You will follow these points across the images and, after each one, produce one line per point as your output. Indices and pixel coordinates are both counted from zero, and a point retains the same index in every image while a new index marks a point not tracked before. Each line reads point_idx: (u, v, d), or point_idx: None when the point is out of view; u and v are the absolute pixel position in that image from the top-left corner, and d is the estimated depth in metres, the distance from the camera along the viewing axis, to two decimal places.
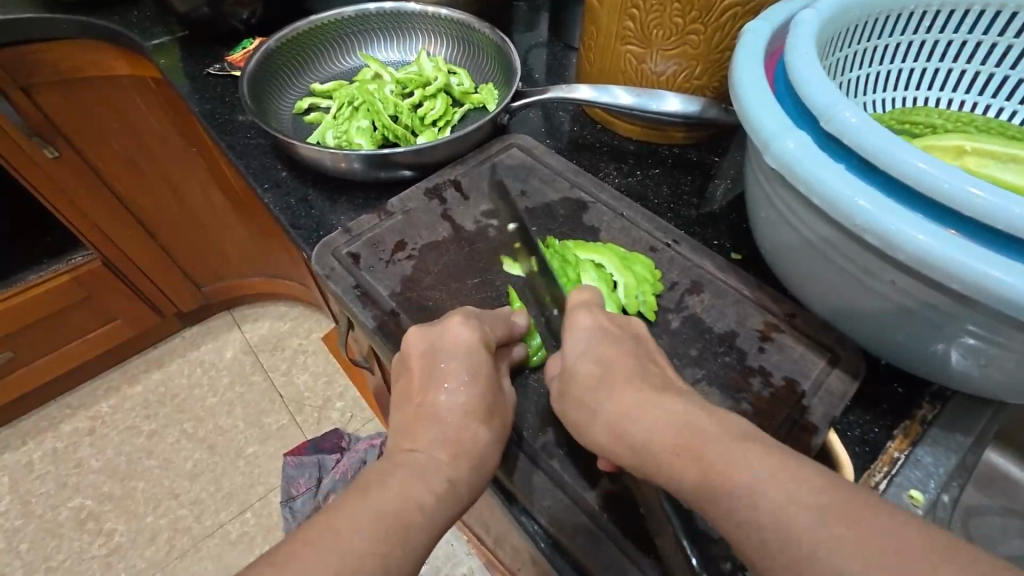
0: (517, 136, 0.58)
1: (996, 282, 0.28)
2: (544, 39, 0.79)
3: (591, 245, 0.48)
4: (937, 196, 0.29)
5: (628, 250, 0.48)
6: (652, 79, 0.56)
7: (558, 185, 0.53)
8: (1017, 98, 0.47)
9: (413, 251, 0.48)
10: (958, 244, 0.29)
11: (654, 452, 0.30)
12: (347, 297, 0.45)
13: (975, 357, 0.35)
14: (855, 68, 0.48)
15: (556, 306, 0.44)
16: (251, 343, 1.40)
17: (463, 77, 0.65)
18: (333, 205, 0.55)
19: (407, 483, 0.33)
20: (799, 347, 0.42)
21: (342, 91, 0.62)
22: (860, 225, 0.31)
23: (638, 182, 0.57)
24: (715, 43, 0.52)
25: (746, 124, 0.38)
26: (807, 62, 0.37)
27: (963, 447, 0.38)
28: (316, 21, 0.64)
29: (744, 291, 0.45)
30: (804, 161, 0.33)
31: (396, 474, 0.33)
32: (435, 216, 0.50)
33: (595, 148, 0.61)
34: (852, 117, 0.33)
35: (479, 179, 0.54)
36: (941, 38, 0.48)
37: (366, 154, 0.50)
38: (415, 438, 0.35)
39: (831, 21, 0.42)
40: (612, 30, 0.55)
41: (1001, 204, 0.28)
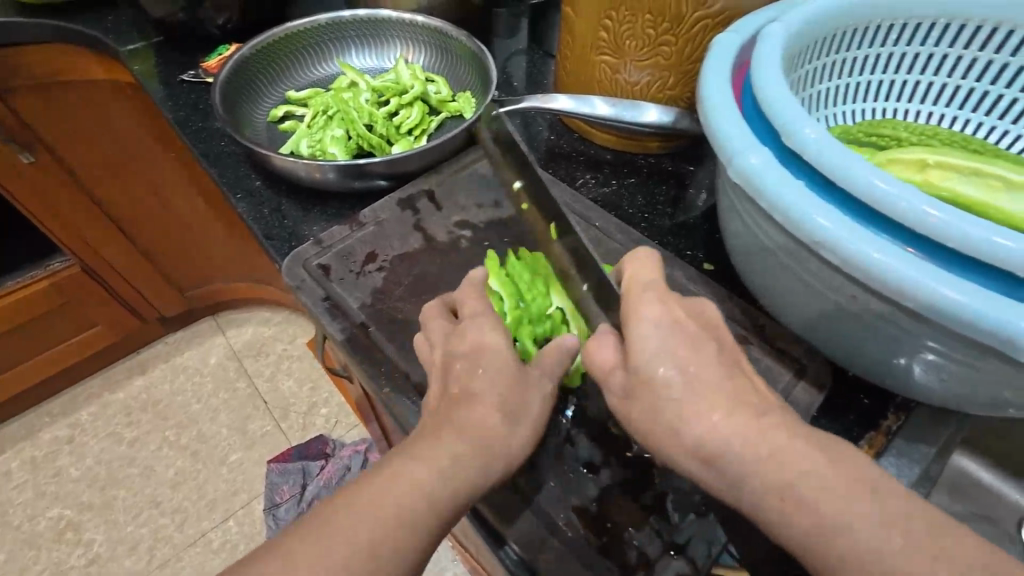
0: (492, 144, 0.58)
1: (950, 302, 0.28)
2: (523, 46, 0.80)
3: None
4: (891, 213, 0.30)
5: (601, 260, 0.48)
6: (627, 89, 0.56)
7: (532, 195, 0.53)
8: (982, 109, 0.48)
9: (385, 262, 0.47)
10: (915, 264, 0.29)
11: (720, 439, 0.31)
12: (316, 310, 0.44)
13: (935, 371, 0.35)
14: (825, 80, 0.49)
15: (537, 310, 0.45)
16: (235, 348, 1.39)
17: (440, 85, 0.65)
18: (306, 215, 0.55)
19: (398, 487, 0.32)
20: (767, 358, 0.42)
21: (318, 99, 0.62)
22: (819, 242, 0.31)
23: (613, 191, 0.58)
24: (686, 54, 0.52)
25: (712, 138, 0.38)
26: (771, 78, 0.38)
27: (926, 458, 0.38)
28: (291, 28, 0.63)
29: (713, 302, 0.45)
30: (767, 176, 0.34)
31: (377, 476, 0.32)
32: (407, 227, 0.50)
33: (571, 157, 0.62)
34: (812, 133, 0.33)
35: (453, 189, 0.54)
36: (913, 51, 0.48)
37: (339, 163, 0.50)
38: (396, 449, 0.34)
39: (799, 35, 0.43)
40: (587, 41, 0.55)
41: (952, 222, 0.28)
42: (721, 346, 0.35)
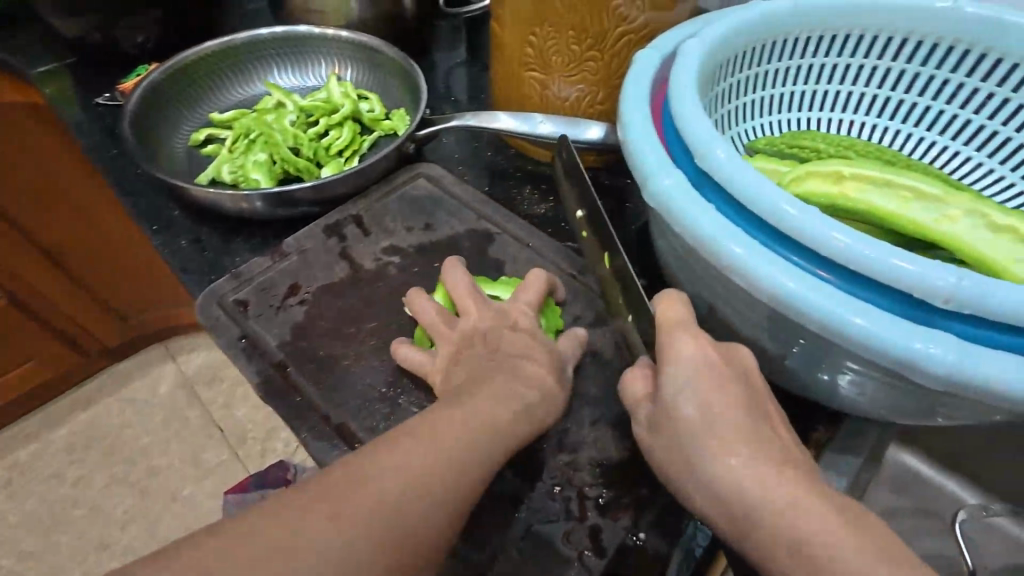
0: (424, 164, 0.57)
1: (854, 327, 0.28)
2: (463, 57, 0.78)
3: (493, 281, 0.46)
4: (798, 236, 0.30)
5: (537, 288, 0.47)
6: (559, 104, 0.56)
7: (465, 217, 0.52)
8: (907, 120, 0.49)
9: (307, 294, 0.45)
10: (821, 289, 0.29)
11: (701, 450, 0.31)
12: (232, 350, 0.42)
13: (856, 385, 0.35)
14: (747, 93, 0.49)
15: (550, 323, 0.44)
16: (186, 375, 1.32)
17: (373, 102, 0.63)
18: (227, 245, 0.52)
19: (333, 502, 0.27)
20: None
21: (241, 121, 0.60)
22: (731, 267, 0.31)
23: (550, 208, 0.57)
24: (613, 69, 0.52)
25: (630, 160, 0.37)
26: (687, 96, 0.38)
27: (853, 468, 0.40)
28: (208, 48, 0.61)
29: None
30: (679, 199, 0.33)
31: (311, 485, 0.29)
32: (334, 256, 0.48)
33: (509, 174, 0.61)
34: (723, 154, 0.33)
35: (382, 213, 0.52)
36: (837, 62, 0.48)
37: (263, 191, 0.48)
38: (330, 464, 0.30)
39: (715, 51, 0.43)
40: (515, 57, 0.54)
41: (853, 245, 0.28)
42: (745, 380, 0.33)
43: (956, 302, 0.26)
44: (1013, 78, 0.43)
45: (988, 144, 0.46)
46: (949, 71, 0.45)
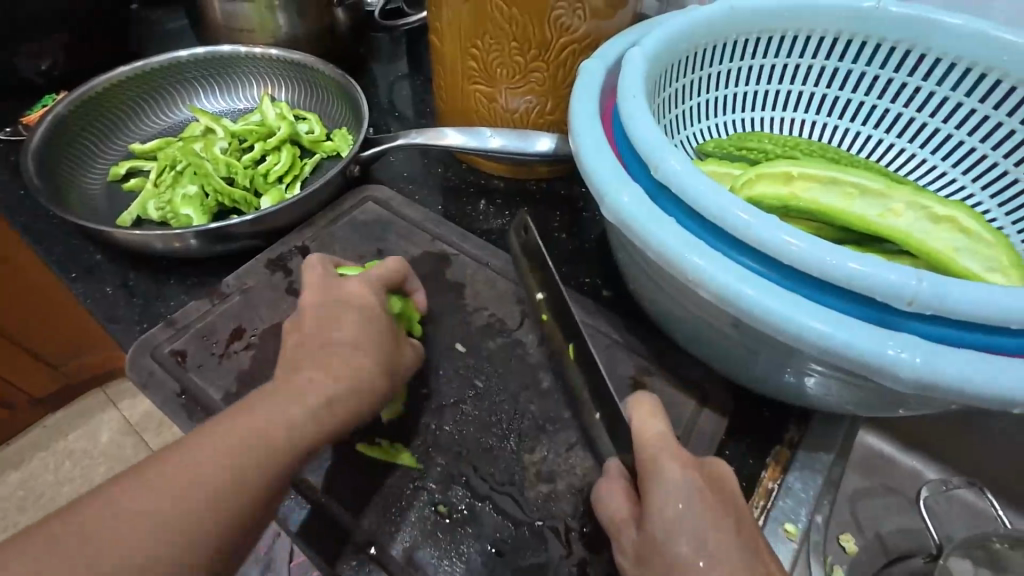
0: (372, 186, 0.54)
1: (822, 335, 0.27)
2: (405, 70, 0.75)
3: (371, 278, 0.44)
4: (759, 245, 0.29)
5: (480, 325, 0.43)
6: (507, 116, 0.54)
7: (419, 238, 0.49)
8: (846, 116, 0.50)
9: (253, 338, 0.42)
10: (785, 297, 0.28)
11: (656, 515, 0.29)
12: (170, 407, 0.38)
13: (824, 385, 0.35)
14: (693, 97, 0.49)
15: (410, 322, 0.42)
16: (130, 422, 1.22)
17: (312, 123, 0.60)
18: (158, 289, 0.48)
19: (137, 520, 0.28)
20: (670, 389, 0.41)
21: (166, 152, 0.55)
22: (695, 281, 0.30)
23: (507, 222, 0.55)
24: (559, 80, 0.51)
25: (585, 176, 0.36)
26: (637, 106, 0.37)
27: (827, 466, 0.39)
28: (120, 75, 0.56)
29: (612, 334, 0.44)
30: (638, 213, 0.32)
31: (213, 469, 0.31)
32: (278, 292, 0.45)
33: (461, 190, 0.59)
34: (678, 165, 0.32)
35: (330, 242, 0.49)
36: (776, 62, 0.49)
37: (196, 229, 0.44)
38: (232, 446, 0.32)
39: (660, 58, 0.43)
40: (459, 70, 0.53)
41: (814, 252, 0.28)
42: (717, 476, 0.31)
43: (919, 304, 0.26)
44: (937, 72, 0.45)
45: (921, 136, 0.48)
46: (878, 68, 0.47)
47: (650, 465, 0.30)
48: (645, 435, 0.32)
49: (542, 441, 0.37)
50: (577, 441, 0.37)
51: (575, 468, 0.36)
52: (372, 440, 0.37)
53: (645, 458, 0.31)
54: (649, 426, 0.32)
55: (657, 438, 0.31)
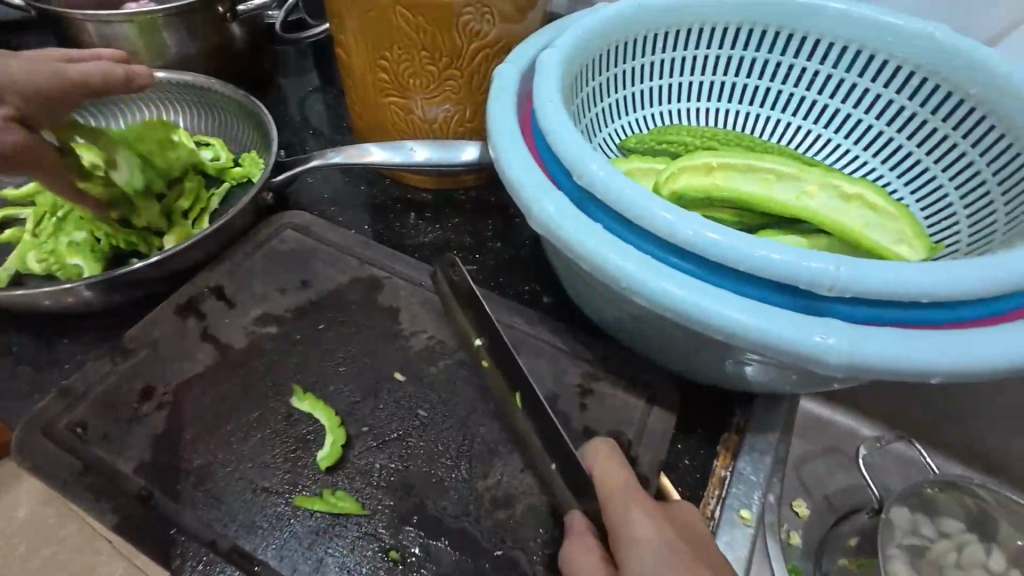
0: (289, 213, 0.50)
1: (755, 330, 0.27)
2: (316, 84, 0.71)
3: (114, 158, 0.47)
4: (686, 244, 0.29)
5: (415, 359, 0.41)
6: (426, 126, 0.52)
7: (344, 264, 0.46)
8: (756, 102, 0.52)
9: (166, 397, 0.38)
10: (715, 294, 0.28)
11: (631, 561, 0.29)
12: (73, 490, 0.34)
13: (763, 371, 0.36)
14: (611, 94, 0.49)
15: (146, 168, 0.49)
16: None
17: (216, 149, 0.55)
18: (50, 353, 0.42)
19: None
20: (618, 391, 0.40)
21: (44, 196, 0.49)
22: (628, 286, 0.30)
23: (438, 237, 0.53)
24: (475, 86, 0.50)
25: (509, 187, 0.35)
26: (553, 111, 0.36)
27: (774, 446, 0.40)
28: None
29: (556, 342, 0.43)
30: (565, 223, 0.31)
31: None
32: (192, 340, 0.41)
33: (387, 206, 0.56)
34: (599, 169, 0.32)
35: (246, 277, 0.45)
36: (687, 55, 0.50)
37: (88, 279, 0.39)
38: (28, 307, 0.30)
39: (574, 58, 0.42)
40: (369, 83, 0.50)
41: (739, 246, 0.28)
42: (676, 515, 0.31)
43: (839, 288, 0.27)
44: (832, 56, 0.47)
45: (824, 117, 0.50)
46: (780, 55, 0.49)
47: (617, 511, 0.31)
48: (608, 480, 0.32)
49: (495, 465, 0.35)
50: (530, 460, 0.36)
51: (531, 487, 0.35)
52: (310, 493, 0.34)
53: (611, 505, 0.31)
54: (611, 471, 0.32)
55: (620, 482, 0.32)
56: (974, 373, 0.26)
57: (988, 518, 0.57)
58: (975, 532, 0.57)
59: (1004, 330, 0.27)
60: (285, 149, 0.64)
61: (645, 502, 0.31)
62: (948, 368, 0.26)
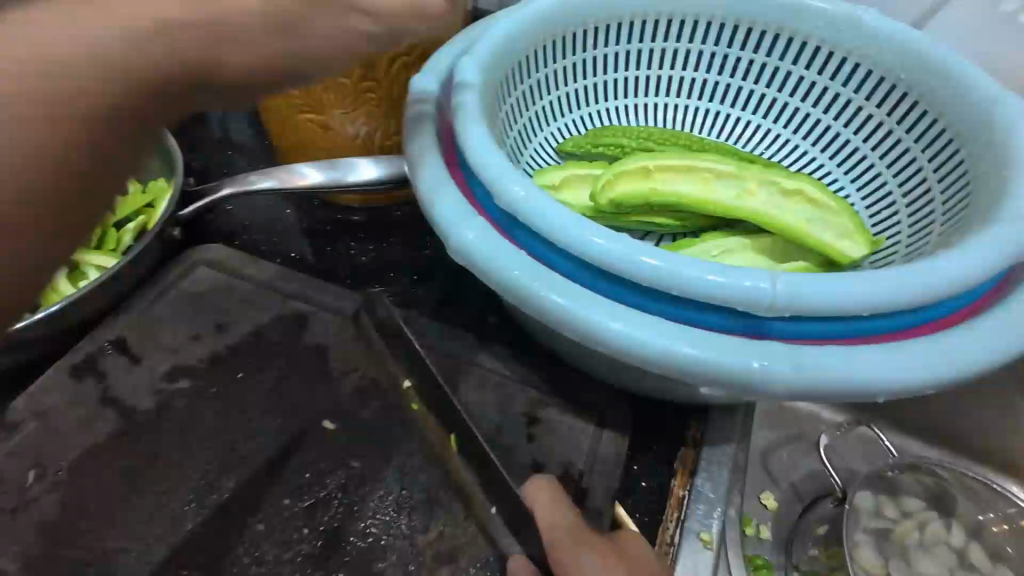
0: (202, 247, 0.46)
1: (691, 360, 0.25)
2: None
3: None
4: (615, 269, 0.27)
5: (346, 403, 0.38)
6: (348, 143, 0.48)
7: (265, 301, 0.42)
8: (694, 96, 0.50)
9: (60, 474, 0.33)
10: (651, 323, 0.26)
11: None
12: None
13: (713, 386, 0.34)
14: (543, 96, 0.46)
15: None
16: None
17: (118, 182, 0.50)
18: None
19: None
20: (567, 418, 0.38)
21: None
22: (556, 318, 0.27)
23: (371, 260, 0.50)
24: (397, 96, 0.46)
25: (427, 213, 0.32)
26: (471, 125, 0.33)
27: (729, 459, 0.38)
28: None
29: (501, 369, 0.40)
30: (487, 251, 0.29)
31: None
32: (92, 406, 0.36)
33: (316, 230, 0.52)
34: (521, 190, 0.29)
35: (153, 326, 0.41)
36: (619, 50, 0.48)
37: None
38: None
39: (494, 62, 0.39)
40: (279, 100, 0.46)
41: (670, 269, 0.26)
42: None
43: (778, 306, 0.25)
44: (766, 44, 0.46)
45: (762, 107, 0.49)
46: (712, 46, 0.47)
47: (562, 561, 0.30)
48: (548, 528, 0.31)
49: (435, 516, 0.33)
50: (474, 508, 0.33)
51: (475, 538, 0.32)
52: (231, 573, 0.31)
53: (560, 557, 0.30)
54: (556, 514, 0.31)
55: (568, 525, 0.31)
56: (918, 387, 0.25)
57: (946, 494, 0.57)
58: (936, 509, 0.58)
59: (944, 339, 0.26)
60: (202, 173, 0.59)
61: (588, 547, 0.30)
62: (891, 386, 0.25)
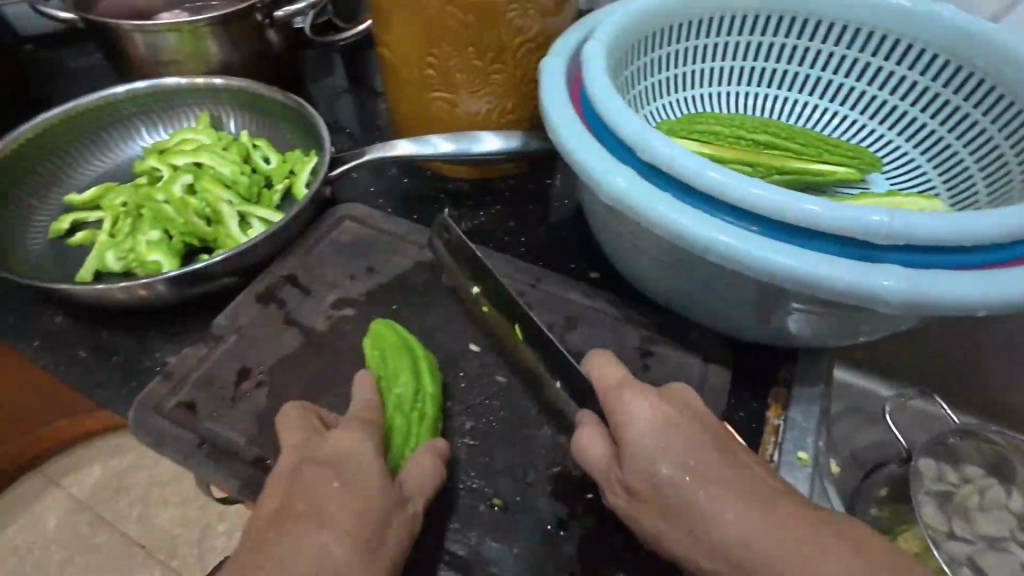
0: (345, 206, 0.53)
1: (818, 274, 0.31)
2: (346, 85, 0.74)
3: (199, 200, 0.51)
4: (750, 206, 0.33)
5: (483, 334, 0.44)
6: (470, 120, 0.55)
7: (405, 250, 0.49)
8: (778, 85, 0.55)
9: (262, 375, 0.41)
10: (783, 247, 0.32)
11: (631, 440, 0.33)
12: (193, 461, 0.37)
13: (807, 321, 0.39)
14: (649, 76, 0.52)
15: (224, 182, 0.53)
16: (80, 501, 1.08)
17: (266, 150, 0.58)
18: (142, 342, 0.45)
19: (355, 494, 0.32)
20: (676, 352, 0.44)
21: (114, 200, 0.52)
22: (699, 245, 0.33)
23: (485, 223, 0.56)
24: (518, 78, 0.53)
25: (573, 165, 0.38)
26: (606, 94, 0.40)
27: (819, 395, 0.43)
28: (53, 118, 0.54)
29: (613, 312, 0.46)
30: (635, 193, 0.35)
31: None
32: (277, 325, 0.43)
33: (433, 197, 0.59)
34: (661, 145, 0.35)
35: (318, 267, 0.48)
36: (717, 41, 0.53)
37: (166, 275, 0.42)
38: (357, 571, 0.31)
39: (614, 46, 0.45)
40: (416, 79, 0.53)
41: (800, 205, 0.32)
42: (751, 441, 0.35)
43: (894, 236, 0.30)
44: (847, 37, 0.51)
45: (842, 96, 0.54)
46: (798, 39, 0.53)
47: (614, 409, 0.35)
48: (608, 383, 0.36)
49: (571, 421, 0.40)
50: None
51: None
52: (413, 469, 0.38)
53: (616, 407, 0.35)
54: (609, 374, 0.36)
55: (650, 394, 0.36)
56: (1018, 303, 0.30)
57: (1004, 461, 0.61)
58: (994, 476, 0.61)
59: None
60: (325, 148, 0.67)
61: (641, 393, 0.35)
62: (993, 301, 0.30)
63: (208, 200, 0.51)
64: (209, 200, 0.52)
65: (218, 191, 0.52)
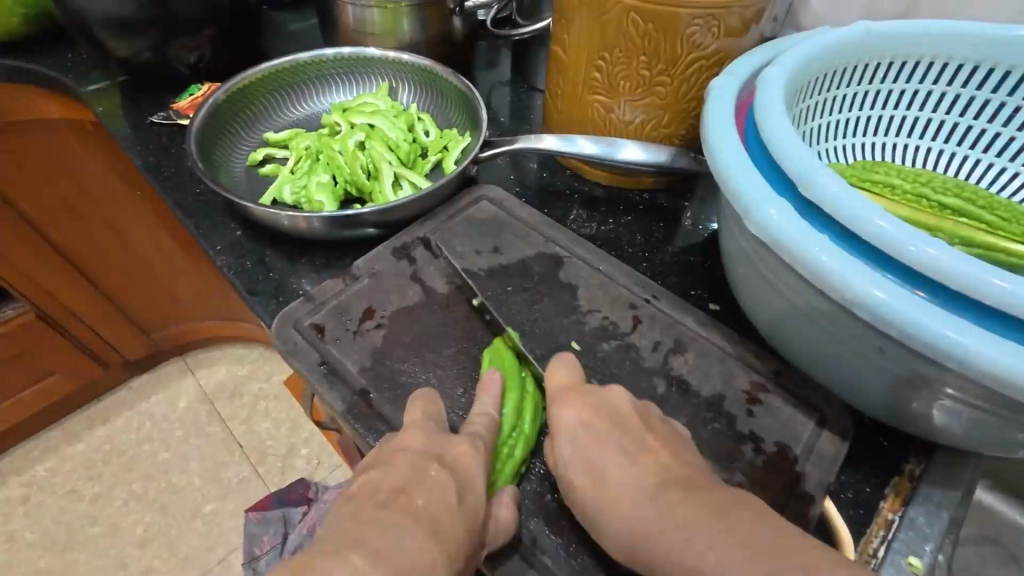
0: (486, 187, 0.55)
1: (990, 360, 0.28)
2: (508, 78, 0.78)
3: (365, 156, 0.58)
4: (926, 270, 0.30)
5: (588, 336, 0.44)
6: (622, 127, 0.55)
7: (531, 239, 0.51)
8: (980, 147, 0.49)
9: (383, 318, 0.45)
10: (954, 322, 0.29)
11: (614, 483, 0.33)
12: (313, 377, 0.42)
13: (956, 416, 0.34)
14: (825, 114, 0.48)
15: (388, 144, 0.59)
16: (206, 391, 1.26)
17: (429, 124, 0.63)
18: (293, 266, 0.52)
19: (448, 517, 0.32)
20: (788, 407, 0.40)
21: (300, 143, 0.60)
22: (852, 298, 0.31)
23: (611, 230, 0.56)
24: (682, 93, 0.52)
25: (725, 187, 0.37)
26: (779, 121, 0.37)
27: (953, 503, 0.37)
28: (273, 67, 0.64)
29: (727, 347, 0.43)
30: (791, 230, 0.33)
31: (398, 476, 0.34)
32: (404, 279, 0.48)
33: (565, 195, 0.60)
34: (831, 184, 0.33)
35: (449, 235, 0.51)
36: (916, 89, 0.48)
37: (327, 215, 0.47)
38: (428, 510, 0.33)
39: (798, 75, 0.43)
40: (581, 79, 0.54)
41: (988, 281, 0.29)
42: None
43: None
44: None
45: None
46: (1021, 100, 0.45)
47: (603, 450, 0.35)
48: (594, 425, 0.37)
49: None
50: None
51: None
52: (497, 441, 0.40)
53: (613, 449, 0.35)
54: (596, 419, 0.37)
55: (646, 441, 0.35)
56: None
57: None
58: None
59: None
60: None
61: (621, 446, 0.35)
62: None
63: (372, 157, 0.58)
64: (373, 157, 0.58)
65: (382, 151, 0.58)
